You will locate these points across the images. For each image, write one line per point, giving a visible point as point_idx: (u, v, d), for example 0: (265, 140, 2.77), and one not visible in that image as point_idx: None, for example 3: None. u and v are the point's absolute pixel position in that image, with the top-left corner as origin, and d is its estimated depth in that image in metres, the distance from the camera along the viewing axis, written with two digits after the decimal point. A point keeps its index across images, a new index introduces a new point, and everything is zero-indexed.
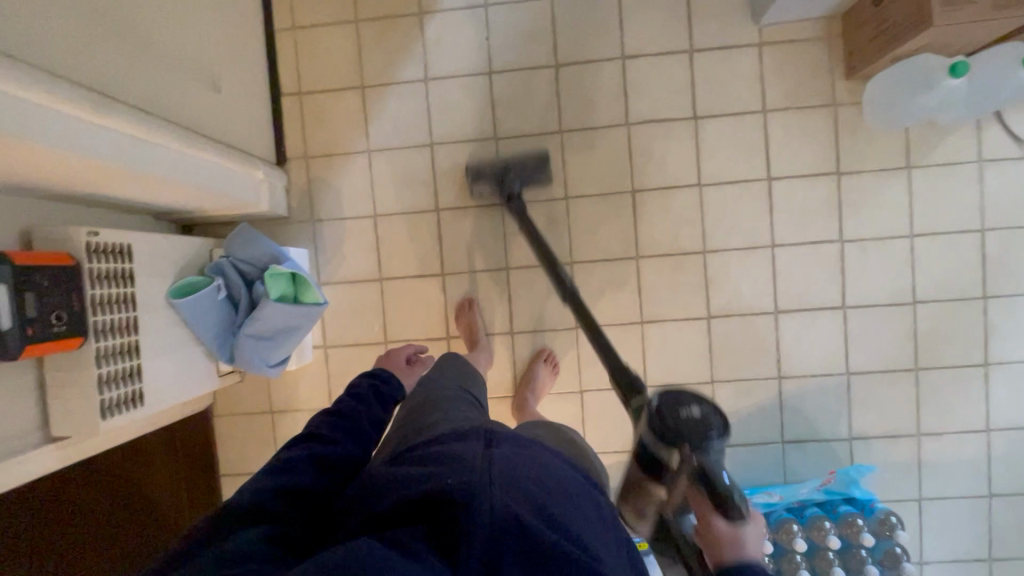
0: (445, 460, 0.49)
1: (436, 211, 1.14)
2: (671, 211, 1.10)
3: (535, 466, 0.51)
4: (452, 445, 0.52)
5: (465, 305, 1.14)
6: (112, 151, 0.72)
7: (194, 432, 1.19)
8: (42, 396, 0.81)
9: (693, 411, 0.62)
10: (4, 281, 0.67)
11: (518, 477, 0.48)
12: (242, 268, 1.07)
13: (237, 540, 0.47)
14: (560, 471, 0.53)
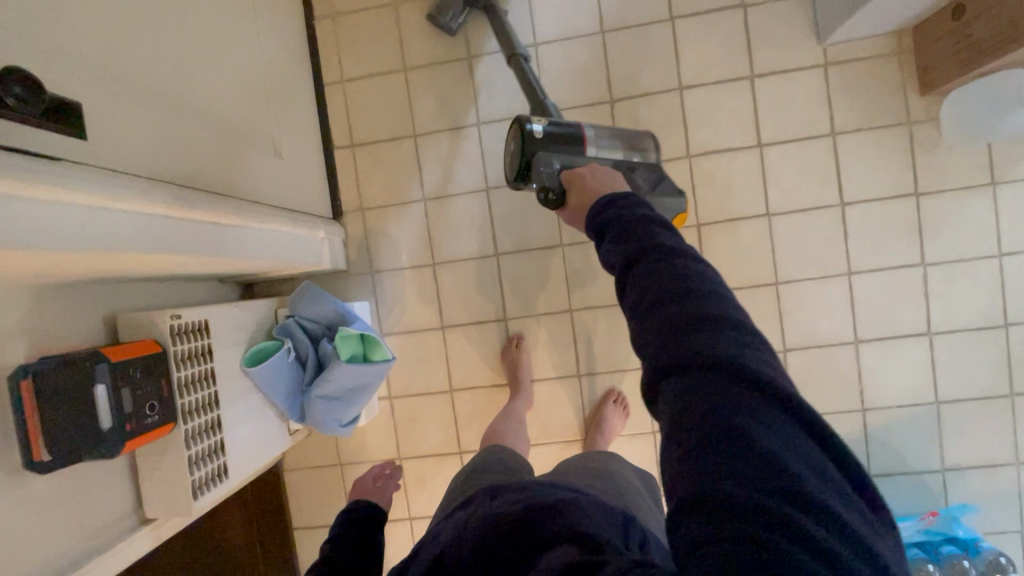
0: (444, 529, 0.58)
1: (495, 256, 1.12)
2: (739, 243, 1.06)
3: (517, 493, 0.58)
4: (460, 511, 0.60)
5: (516, 343, 1.12)
6: (191, 241, 0.72)
7: (267, 489, 1.19)
8: (133, 479, 0.82)
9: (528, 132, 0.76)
10: (103, 380, 0.68)
11: (491, 511, 0.55)
12: (308, 326, 1.07)
13: None
14: (543, 489, 0.59)
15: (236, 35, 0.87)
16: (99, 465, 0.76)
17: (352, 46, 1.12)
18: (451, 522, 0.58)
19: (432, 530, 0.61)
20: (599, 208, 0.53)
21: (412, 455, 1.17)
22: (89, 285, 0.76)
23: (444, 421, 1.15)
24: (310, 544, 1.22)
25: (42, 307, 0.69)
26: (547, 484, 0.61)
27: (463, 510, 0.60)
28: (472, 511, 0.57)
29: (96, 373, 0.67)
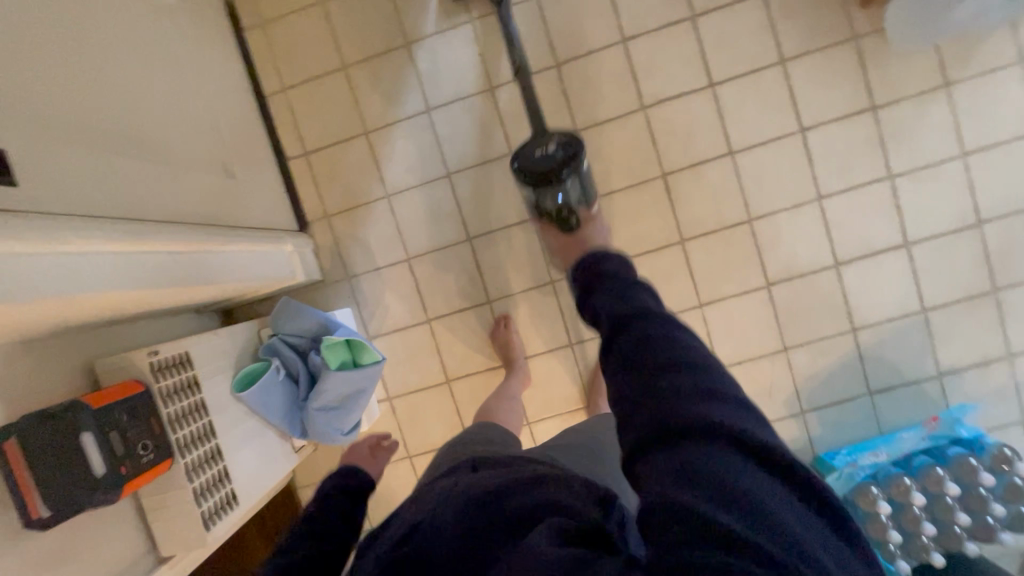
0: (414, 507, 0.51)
1: (468, 240, 1.11)
2: (707, 186, 1.06)
3: (497, 475, 0.51)
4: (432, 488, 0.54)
5: (505, 321, 1.12)
6: (155, 273, 0.71)
7: (283, 509, 1.19)
8: (143, 521, 0.81)
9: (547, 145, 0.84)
10: (89, 428, 0.67)
11: (471, 493, 0.48)
12: (293, 343, 1.06)
13: None
14: (524, 470, 0.51)
15: (171, 60, 0.85)
16: (106, 514, 0.75)
17: (288, 52, 1.09)
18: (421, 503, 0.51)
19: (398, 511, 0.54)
20: (580, 261, 0.54)
21: (421, 451, 1.17)
22: (60, 336, 0.75)
23: (446, 412, 1.15)
24: None
25: (13, 367, 0.67)
26: (531, 464, 0.53)
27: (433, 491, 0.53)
28: (446, 490, 0.51)
29: (81, 424, 0.66)
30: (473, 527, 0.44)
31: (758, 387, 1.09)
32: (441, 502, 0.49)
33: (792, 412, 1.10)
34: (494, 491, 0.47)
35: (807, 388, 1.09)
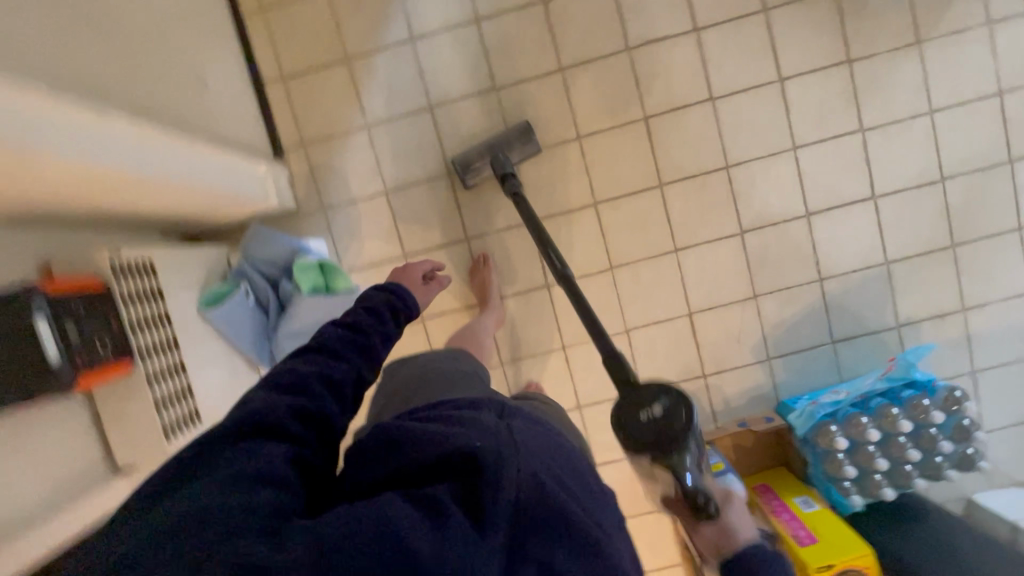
0: (454, 419, 0.48)
1: (448, 176, 1.10)
2: (687, 131, 1.07)
3: (545, 435, 0.51)
4: (459, 410, 0.51)
5: (482, 261, 1.11)
6: (132, 158, 0.68)
7: None
8: (99, 429, 0.78)
9: (655, 410, 0.61)
10: (44, 311, 0.64)
11: (538, 451, 0.47)
12: (264, 270, 1.03)
13: (259, 460, 0.42)
14: (558, 437, 0.53)
15: None
16: (57, 414, 0.72)
17: None
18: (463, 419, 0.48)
19: (427, 414, 0.51)
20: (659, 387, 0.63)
21: None
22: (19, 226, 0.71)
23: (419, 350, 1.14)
24: None
25: None
26: (558, 431, 0.55)
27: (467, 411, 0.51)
28: (508, 424, 0.49)
29: (32, 307, 0.62)
30: (553, 492, 0.44)
31: (728, 332, 1.12)
32: (504, 434, 0.46)
33: (759, 358, 1.12)
34: (559, 465, 0.48)
35: (774, 335, 1.12)
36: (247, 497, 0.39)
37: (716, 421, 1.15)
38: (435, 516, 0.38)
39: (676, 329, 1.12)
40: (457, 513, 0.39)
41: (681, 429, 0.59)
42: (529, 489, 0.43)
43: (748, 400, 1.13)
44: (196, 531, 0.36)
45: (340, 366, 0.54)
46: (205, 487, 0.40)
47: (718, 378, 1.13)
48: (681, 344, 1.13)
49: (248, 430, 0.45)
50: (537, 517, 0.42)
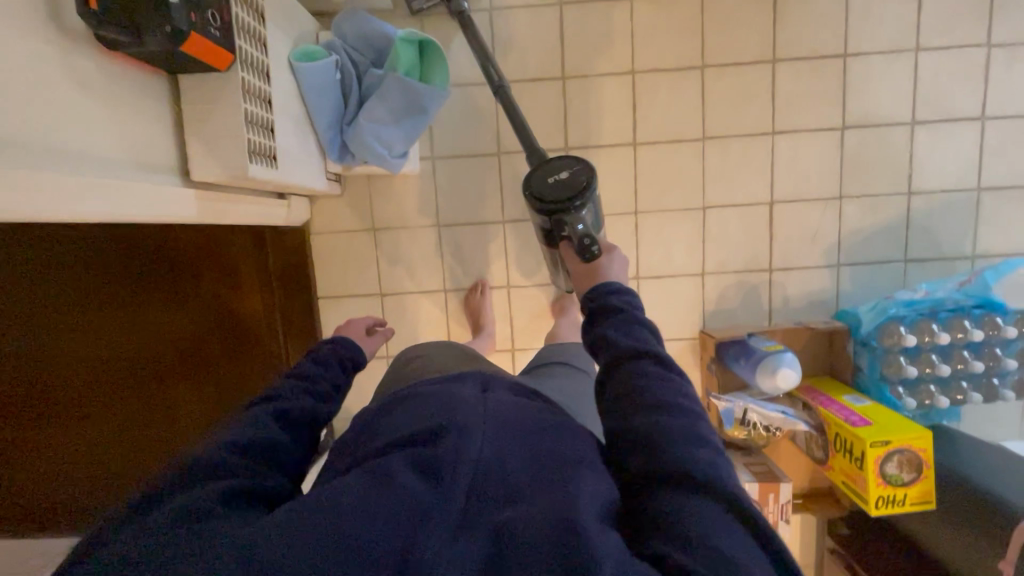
0: (430, 400, 0.55)
1: (558, 5, 1.04)
2: (814, 9, 1.03)
3: (514, 399, 0.56)
4: (444, 386, 0.59)
5: (478, 289, 1.12)
6: None
7: (292, 252, 1.13)
8: (179, 133, 0.72)
9: (561, 175, 0.76)
10: None
11: (504, 418, 0.52)
12: (353, 54, 0.96)
13: (190, 497, 0.47)
14: (525, 399, 0.58)
15: None
16: (146, 86, 0.66)
17: None
18: (412, 406, 0.56)
19: (405, 397, 0.58)
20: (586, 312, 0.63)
21: (450, 222, 1.11)
22: None
23: (488, 186, 1.10)
24: (334, 315, 1.16)
25: None
26: (539, 401, 0.60)
27: (431, 392, 0.57)
28: (478, 402, 0.54)
29: None
30: (513, 462, 0.47)
31: (804, 229, 1.09)
32: (465, 404, 0.53)
33: (829, 263, 1.10)
34: (518, 421, 0.52)
35: (849, 241, 1.09)
36: (208, 522, 0.44)
37: (770, 320, 1.12)
38: (381, 481, 0.44)
39: (753, 216, 1.09)
40: (412, 482, 0.44)
41: (588, 192, 0.74)
42: (461, 442, 0.47)
43: (808, 304, 1.11)
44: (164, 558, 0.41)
45: (283, 408, 0.60)
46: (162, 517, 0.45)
47: (784, 275, 1.11)
48: (753, 231, 1.10)
49: (198, 473, 0.50)
50: (492, 483, 0.45)
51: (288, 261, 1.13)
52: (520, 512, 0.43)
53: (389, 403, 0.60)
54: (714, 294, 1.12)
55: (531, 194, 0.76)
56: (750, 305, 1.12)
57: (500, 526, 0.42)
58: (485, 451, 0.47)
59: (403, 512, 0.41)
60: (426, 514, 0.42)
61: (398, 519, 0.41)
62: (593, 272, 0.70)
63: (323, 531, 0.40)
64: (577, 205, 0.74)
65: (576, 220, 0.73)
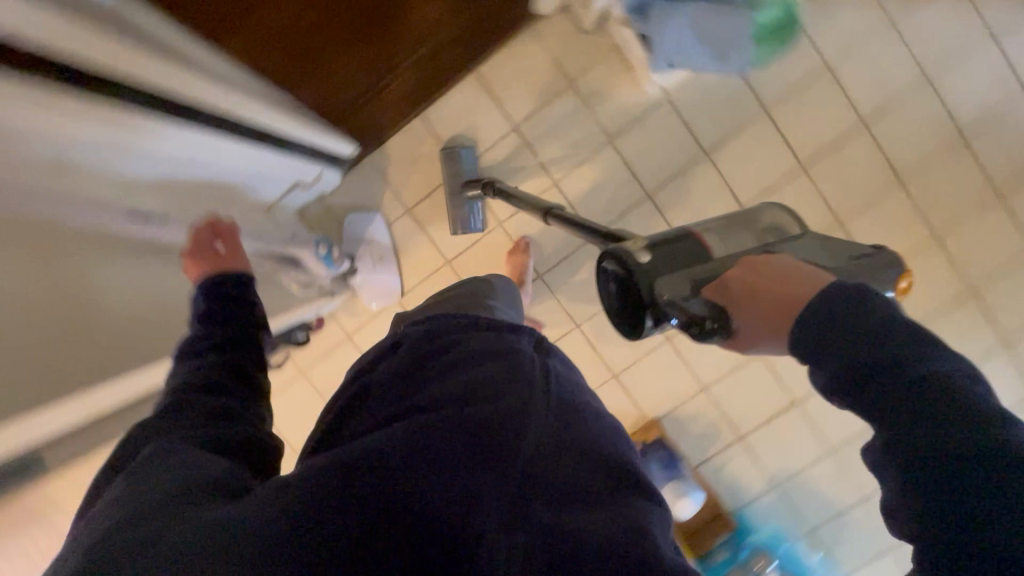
0: (493, 365, 0.49)
1: (858, 123, 1.05)
2: (969, 332, 1.09)
3: (571, 388, 0.51)
4: (502, 334, 0.55)
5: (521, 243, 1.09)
6: None
7: (503, 8, 1.03)
8: None
9: (615, 267, 0.54)
10: None
11: (567, 399, 0.49)
12: None
13: (159, 442, 0.41)
14: (587, 395, 0.53)
15: None
16: None
17: None
18: (462, 364, 0.50)
19: (455, 335, 0.55)
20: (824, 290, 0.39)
21: (617, 148, 1.07)
22: None
23: (671, 162, 1.07)
24: (465, 96, 1.08)
25: None
26: (591, 391, 0.55)
27: (485, 354, 0.51)
28: (540, 371, 0.50)
29: None
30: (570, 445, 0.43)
31: (789, 441, 1.14)
32: (527, 382, 0.47)
33: (773, 478, 1.16)
34: (584, 425, 0.47)
35: (800, 481, 1.15)
36: (213, 467, 0.39)
37: (699, 465, 1.17)
38: (427, 461, 0.39)
39: (776, 396, 1.13)
40: (464, 443, 0.40)
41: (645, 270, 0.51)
42: (512, 430, 0.42)
43: (729, 484, 1.17)
44: (176, 501, 0.35)
45: (209, 361, 0.50)
46: (156, 456, 0.40)
47: (741, 450, 1.16)
48: (763, 403, 1.14)
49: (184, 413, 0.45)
50: (551, 465, 0.41)
51: (480, 36, 1.04)
52: (581, 505, 0.40)
53: (443, 331, 0.55)
54: (692, 408, 1.15)
55: (642, 333, 0.54)
56: (701, 442, 1.16)
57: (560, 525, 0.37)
58: (541, 445, 0.42)
59: (465, 479, 0.38)
60: (478, 492, 0.37)
61: (450, 494, 0.37)
62: (771, 321, 0.42)
63: (366, 509, 0.35)
64: (655, 281, 0.50)
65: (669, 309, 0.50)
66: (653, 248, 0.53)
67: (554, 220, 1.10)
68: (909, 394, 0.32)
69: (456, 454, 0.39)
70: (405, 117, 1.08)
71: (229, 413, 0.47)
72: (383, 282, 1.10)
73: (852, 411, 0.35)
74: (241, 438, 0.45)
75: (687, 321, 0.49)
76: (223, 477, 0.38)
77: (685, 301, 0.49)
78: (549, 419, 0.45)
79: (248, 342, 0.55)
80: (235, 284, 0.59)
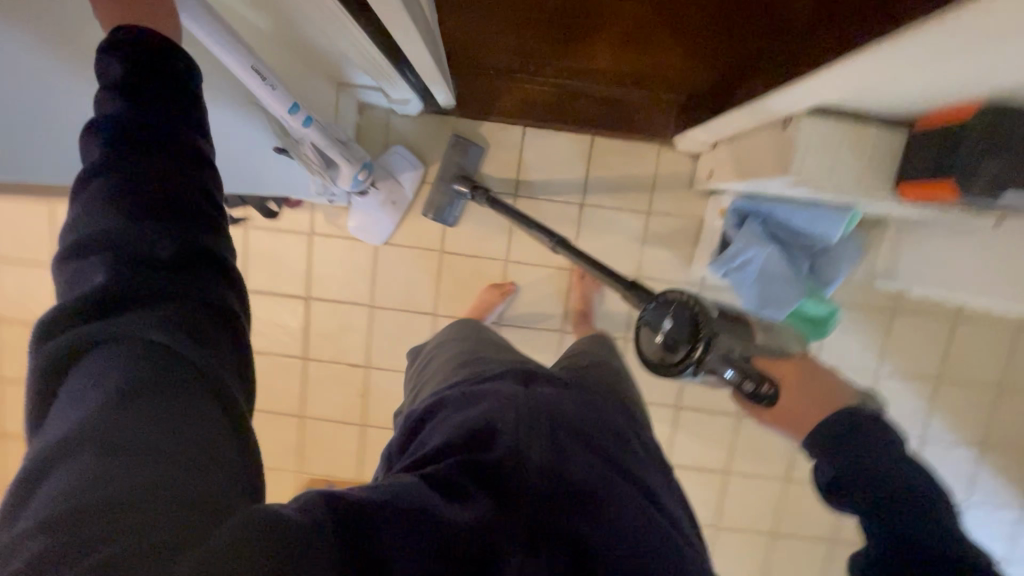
0: (483, 407, 0.52)
1: None
2: None
3: (574, 406, 0.54)
4: (487, 382, 0.57)
5: (504, 287, 1.10)
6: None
7: (644, 115, 1.05)
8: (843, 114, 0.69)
9: (672, 329, 0.66)
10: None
11: (562, 416, 0.52)
12: (828, 249, 0.97)
13: (104, 374, 0.31)
14: (607, 415, 0.57)
15: None
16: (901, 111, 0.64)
17: None
18: (462, 412, 0.53)
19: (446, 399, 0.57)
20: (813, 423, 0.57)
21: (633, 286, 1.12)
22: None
23: None
24: (566, 145, 1.08)
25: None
26: (604, 405, 0.59)
27: (469, 405, 0.54)
28: (524, 396, 0.53)
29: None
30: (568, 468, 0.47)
31: None
32: (510, 414, 0.50)
33: None
34: (579, 442, 0.50)
35: None
36: (200, 409, 0.32)
37: None
38: (461, 500, 0.42)
39: None
40: (473, 489, 0.44)
41: (710, 336, 0.63)
42: (515, 461, 0.46)
43: None
44: (177, 479, 0.29)
45: (144, 188, 0.36)
46: (123, 394, 0.30)
47: None
48: None
49: (131, 290, 0.34)
50: (556, 490, 0.45)
51: (617, 118, 1.05)
52: (582, 519, 0.44)
53: (435, 406, 0.58)
54: None
55: (679, 372, 0.66)
56: None
57: (586, 542, 0.44)
58: (553, 465, 0.46)
59: (483, 526, 0.41)
60: (494, 526, 0.42)
61: (467, 536, 0.40)
62: (805, 417, 0.59)
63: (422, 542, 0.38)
64: (716, 347, 0.63)
65: (725, 366, 0.62)
66: (716, 312, 0.66)
67: (544, 293, 1.13)
68: (883, 494, 0.50)
69: (465, 502, 0.43)
70: (510, 117, 1.07)
71: (200, 251, 0.37)
72: (373, 218, 1.07)
73: (847, 499, 0.53)
74: (214, 328, 0.36)
75: (738, 379, 0.63)
76: (220, 438, 0.32)
77: (742, 364, 0.62)
78: (548, 441, 0.48)
79: (172, 144, 0.38)
80: (163, 48, 0.40)
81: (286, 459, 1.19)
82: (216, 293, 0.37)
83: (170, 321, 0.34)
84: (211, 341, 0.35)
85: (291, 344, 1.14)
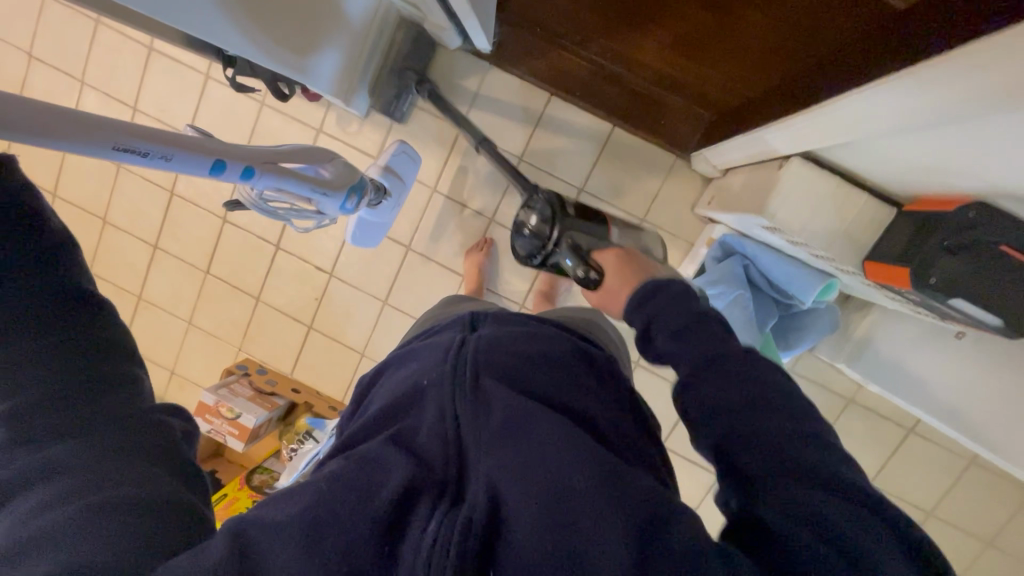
0: (419, 362, 0.52)
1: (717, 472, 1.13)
2: None
3: (517, 344, 0.52)
4: (434, 337, 0.56)
5: (484, 245, 1.11)
6: None
7: (669, 128, 1.02)
8: (837, 171, 0.67)
9: (536, 226, 0.80)
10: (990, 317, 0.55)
11: (498, 360, 0.49)
12: (797, 312, 0.93)
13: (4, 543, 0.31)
14: (547, 343, 0.55)
15: None
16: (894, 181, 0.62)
17: (989, 503, 1.04)
18: (400, 374, 0.52)
19: (390, 366, 0.57)
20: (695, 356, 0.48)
21: None
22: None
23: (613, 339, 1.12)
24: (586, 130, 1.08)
25: None
26: (561, 342, 0.56)
27: (411, 363, 0.53)
28: (458, 345, 0.51)
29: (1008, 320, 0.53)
30: (495, 413, 0.44)
31: None
32: (441, 364, 0.49)
33: None
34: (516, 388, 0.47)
35: None
36: (113, 449, 0.34)
37: None
38: (369, 471, 0.41)
39: None
40: (401, 455, 0.43)
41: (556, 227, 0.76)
42: (434, 420, 0.44)
43: None
44: (112, 517, 0.31)
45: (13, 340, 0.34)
46: (45, 492, 0.32)
47: None
48: None
49: (18, 417, 0.33)
50: (480, 434, 0.43)
51: (643, 117, 1.03)
52: (511, 467, 0.41)
53: (383, 369, 0.58)
54: None
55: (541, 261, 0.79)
56: None
57: (499, 498, 0.40)
58: (464, 425, 0.44)
59: (407, 489, 0.40)
60: (417, 495, 0.40)
61: (389, 501, 0.39)
62: (614, 296, 0.65)
63: (320, 543, 0.36)
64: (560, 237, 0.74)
65: (563, 254, 0.73)
66: (578, 221, 0.76)
67: (516, 263, 1.13)
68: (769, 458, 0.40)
69: (388, 467, 0.41)
70: (541, 82, 1.06)
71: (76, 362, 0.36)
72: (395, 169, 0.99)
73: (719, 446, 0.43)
74: (89, 375, 0.36)
75: (571, 265, 0.71)
76: (144, 445, 0.36)
77: (575, 250, 0.72)
78: (469, 387, 0.46)
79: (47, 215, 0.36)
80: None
81: (232, 332, 1.23)
82: (101, 352, 0.37)
83: (64, 408, 0.34)
84: (101, 381, 0.36)
85: (268, 229, 1.17)
